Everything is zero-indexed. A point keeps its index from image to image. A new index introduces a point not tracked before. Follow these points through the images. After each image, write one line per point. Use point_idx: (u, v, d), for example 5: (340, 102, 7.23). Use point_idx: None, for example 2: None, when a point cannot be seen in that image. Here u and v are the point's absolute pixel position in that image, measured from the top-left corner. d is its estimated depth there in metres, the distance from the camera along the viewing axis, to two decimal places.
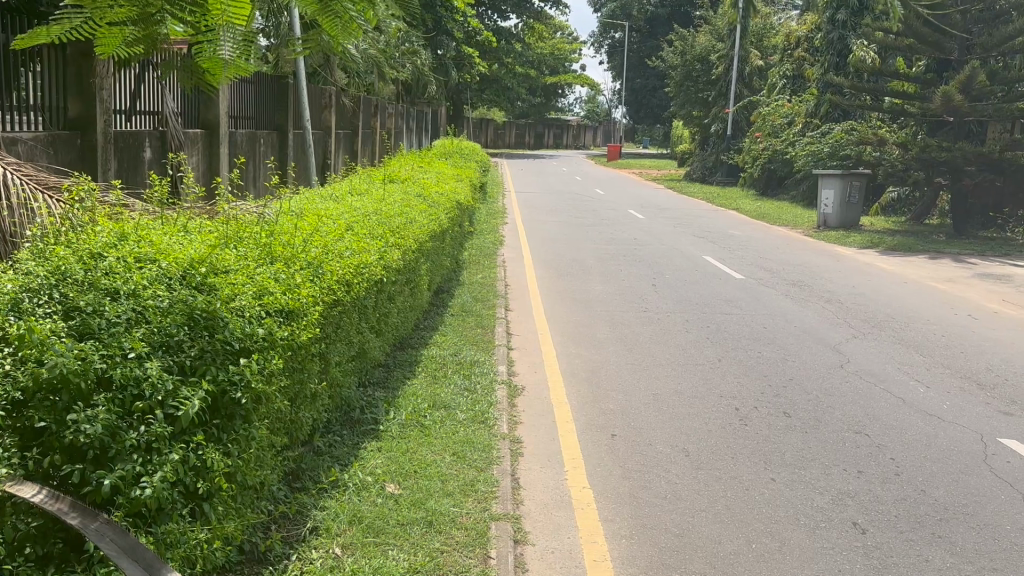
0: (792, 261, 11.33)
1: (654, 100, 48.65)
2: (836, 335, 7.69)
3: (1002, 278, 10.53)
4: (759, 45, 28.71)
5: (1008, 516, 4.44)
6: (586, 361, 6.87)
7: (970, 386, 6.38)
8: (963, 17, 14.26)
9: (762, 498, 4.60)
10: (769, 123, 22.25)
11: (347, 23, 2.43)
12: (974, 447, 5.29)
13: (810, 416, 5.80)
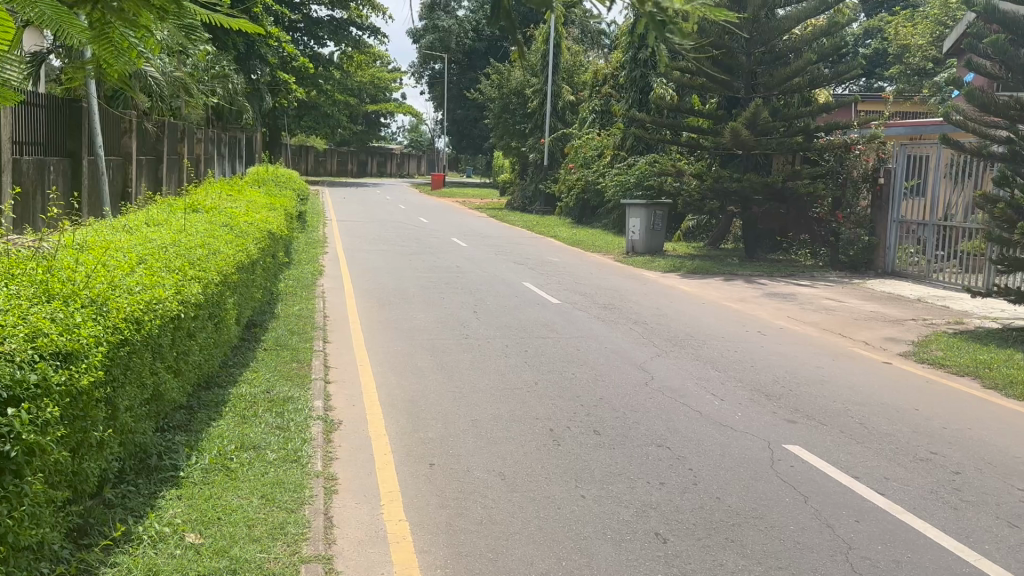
0: (603, 285, 11.86)
1: (475, 131, 49.75)
2: (642, 354, 8.11)
3: (786, 296, 11.57)
4: (570, 82, 30.09)
5: (791, 517, 4.82)
6: (404, 391, 6.82)
7: (759, 397, 6.93)
8: (748, 59, 15.64)
9: (573, 516, 4.74)
10: (581, 155, 23.36)
11: (125, 47, 2.19)
12: (762, 454, 5.73)
13: (618, 433, 6.06)
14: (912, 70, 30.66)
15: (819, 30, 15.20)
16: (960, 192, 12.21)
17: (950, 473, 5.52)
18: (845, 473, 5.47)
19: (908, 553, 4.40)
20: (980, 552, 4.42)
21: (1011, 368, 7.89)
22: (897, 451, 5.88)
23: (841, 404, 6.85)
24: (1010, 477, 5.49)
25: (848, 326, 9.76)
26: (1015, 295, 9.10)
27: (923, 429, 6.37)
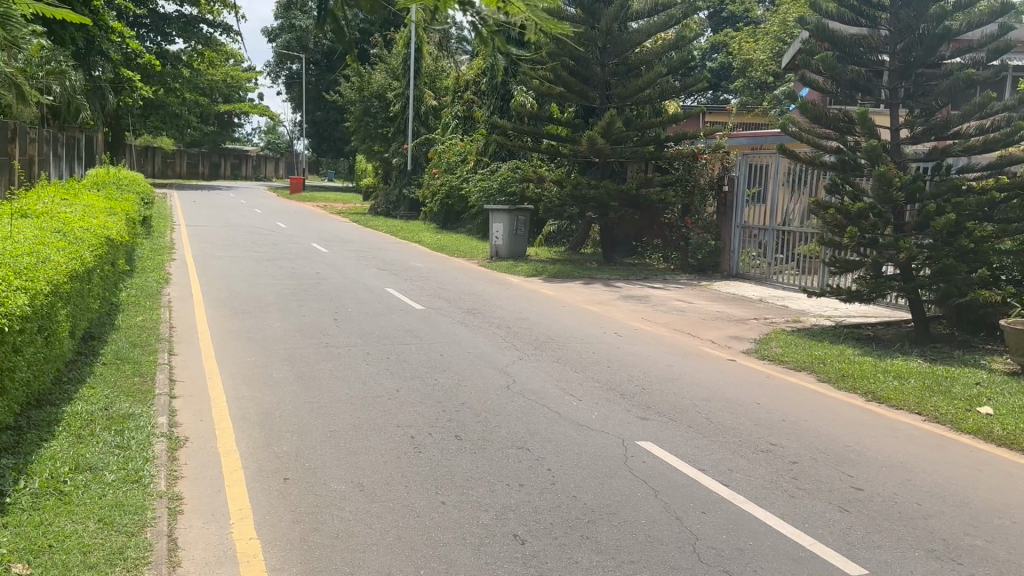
0: (466, 290, 11.91)
1: (337, 134, 48.88)
2: (504, 358, 8.20)
3: (641, 299, 12.03)
4: (433, 86, 30.11)
5: (643, 511, 5.00)
6: (257, 403, 6.58)
7: (615, 396, 7.16)
8: (602, 70, 16.16)
9: (432, 523, 4.72)
10: (444, 160, 23.53)
11: None
12: (616, 451, 5.92)
13: (478, 437, 6.09)
14: (755, 83, 32.64)
15: (669, 43, 15.89)
16: (797, 200, 13.09)
17: (788, 463, 5.89)
18: (694, 466, 5.73)
19: (750, 541, 4.65)
20: (814, 537, 4.73)
21: (842, 363, 8.52)
22: (740, 443, 6.22)
23: (691, 401, 7.18)
24: (840, 464, 5.93)
25: (698, 326, 10.24)
26: (844, 295, 9.84)
27: (764, 421, 6.77)
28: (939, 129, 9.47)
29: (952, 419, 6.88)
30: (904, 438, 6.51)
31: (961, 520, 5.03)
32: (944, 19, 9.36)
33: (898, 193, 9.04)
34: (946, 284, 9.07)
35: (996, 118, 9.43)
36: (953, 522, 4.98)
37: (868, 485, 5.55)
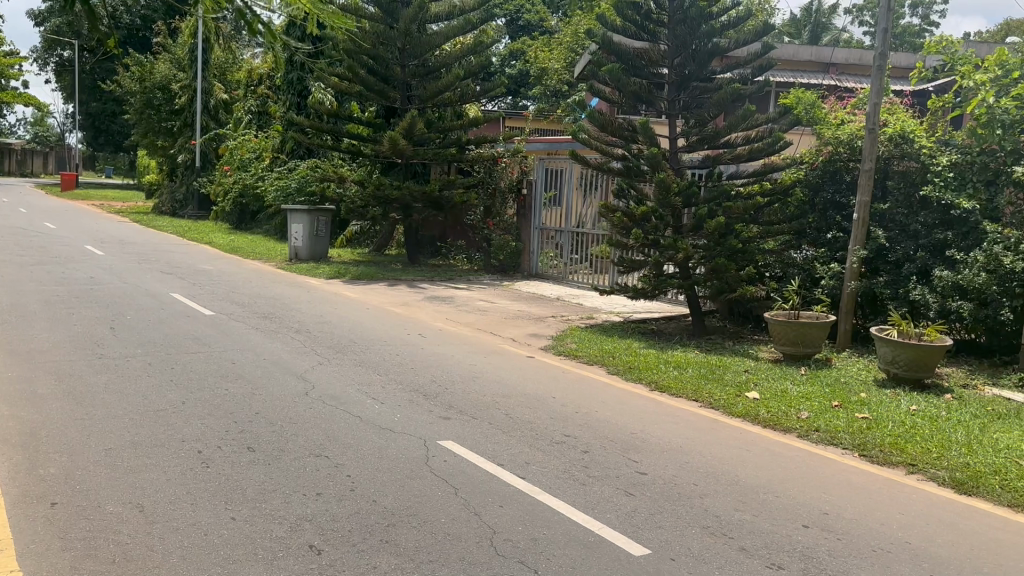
0: (261, 294, 11.47)
1: (115, 126, 45.30)
2: (301, 364, 7.97)
3: (443, 299, 12.18)
4: (223, 79, 28.68)
5: (442, 510, 5.06)
6: (20, 423, 5.97)
7: (418, 397, 7.19)
8: (402, 70, 16.16)
9: (222, 540, 4.51)
10: (237, 157, 22.64)
11: None
12: (417, 453, 5.95)
13: (273, 447, 5.89)
14: (549, 90, 33.90)
15: (467, 47, 16.12)
16: (589, 205, 13.81)
17: (580, 453, 6.19)
18: (493, 463, 5.87)
19: (544, 531, 4.84)
20: (604, 522, 5.01)
21: (630, 356, 9.08)
22: (538, 436, 6.47)
23: (492, 398, 7.36)
24: (627, 451, 6.31)
25: (498, 325, 10.51)
26: (631, 292, 10.49)
27: (559, 414, 7.07)
28: (711, 138, 10.30)
29: (723, 404, 7.54)
30: (683, 424, 7.05)
31: (732, 497, 5.52)
32: (713, 38, 10.26)
33: (677, 198, 9.79)
34: (719, 281, 9.94)
35: (760, 129, 10.36)
36: (725, 499, 5.46)
37: (652, 469, 5.95)
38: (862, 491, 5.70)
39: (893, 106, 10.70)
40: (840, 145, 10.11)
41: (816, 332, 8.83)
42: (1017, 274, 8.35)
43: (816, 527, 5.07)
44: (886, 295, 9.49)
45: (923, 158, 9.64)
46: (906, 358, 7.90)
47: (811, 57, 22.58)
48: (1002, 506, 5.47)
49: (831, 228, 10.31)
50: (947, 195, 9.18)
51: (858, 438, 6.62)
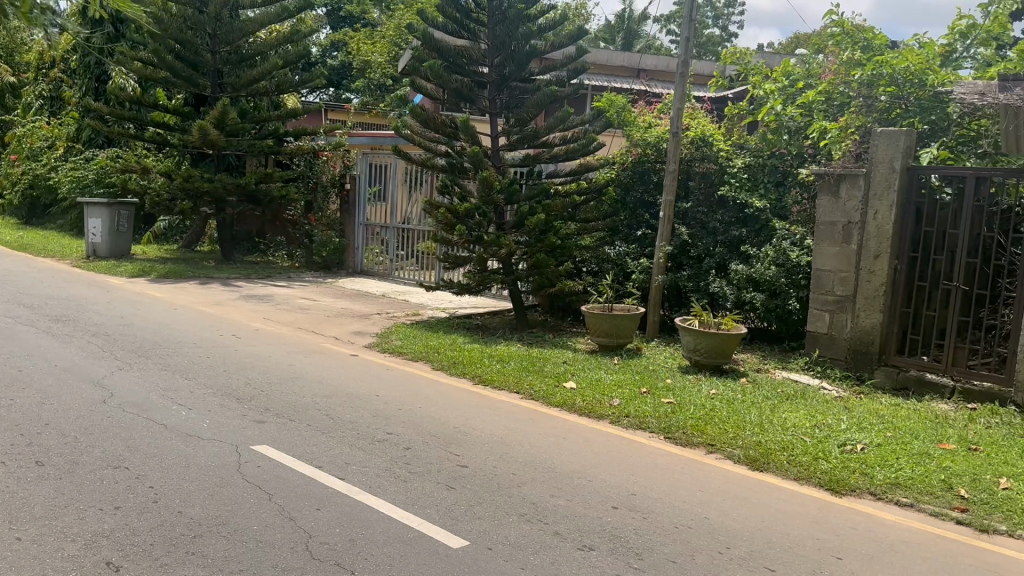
0: (54, 295, 10.58)
1: None
2: (99, 370, 7.43)
3: (259, 297, 11.75)
4: (9, 60, 26.17)
5: (254, 517, 4.89)
6: None
7: (230, 402, 6.90)
8: (213, 57, 15.43)
9: (3, 564, 4.12)
10: (26, 145, 20.72)
11: None
12: (228, 459, 5.71)
13: (65, 460, 5.45)
14: (373, 84, 33.46)
15: (283, 36, 15.67)
16: (413, 201, 13.79)
17: (402, 450, 6.18)
18: (310, 465, 5.74)
19: (361, 531, 4.79)
20: (422, 517, 5.03)
21: (454, 351, 9.16)
22: (358, 436, 6.39)
23: (310, 399, 7.18)
24: (449, 445, 6.37)
25: (317, 324, 10.28)
26: (456, 288, 10.59)
27: (381, 412, 7.03)
28: (530, 138, 10.58)
29: (543, 395, 7.78)
30: (503, 416, 7.22)
31: (549, 484, 5.71)
32: (530, 39, 10.54)
33: (499, 194, 9.98)
34: (539, 276, 10.25)
35: (576, 130, 10.78)
36: (541, 487, 5.63)
37: (473, 462, 6.04)
38: (667, 471, 6.07)
39: (695, 111, 11.46)
40: (648, 147, 10.73)
41: (629, 323, 9.31)
42: (801, 267, 9.23)
43: (624, 507, 5.36)
44: (690, 287, 10.16)
45: (721, 160, 10.42)
46: (707, 345, 8.50)
47: (623, 63, 23.86)
48: (790, 479, 6.01)
49: (641, 225, 10.95)
50: (742, 195, 10.04)
51: (664, 421, 7.06)
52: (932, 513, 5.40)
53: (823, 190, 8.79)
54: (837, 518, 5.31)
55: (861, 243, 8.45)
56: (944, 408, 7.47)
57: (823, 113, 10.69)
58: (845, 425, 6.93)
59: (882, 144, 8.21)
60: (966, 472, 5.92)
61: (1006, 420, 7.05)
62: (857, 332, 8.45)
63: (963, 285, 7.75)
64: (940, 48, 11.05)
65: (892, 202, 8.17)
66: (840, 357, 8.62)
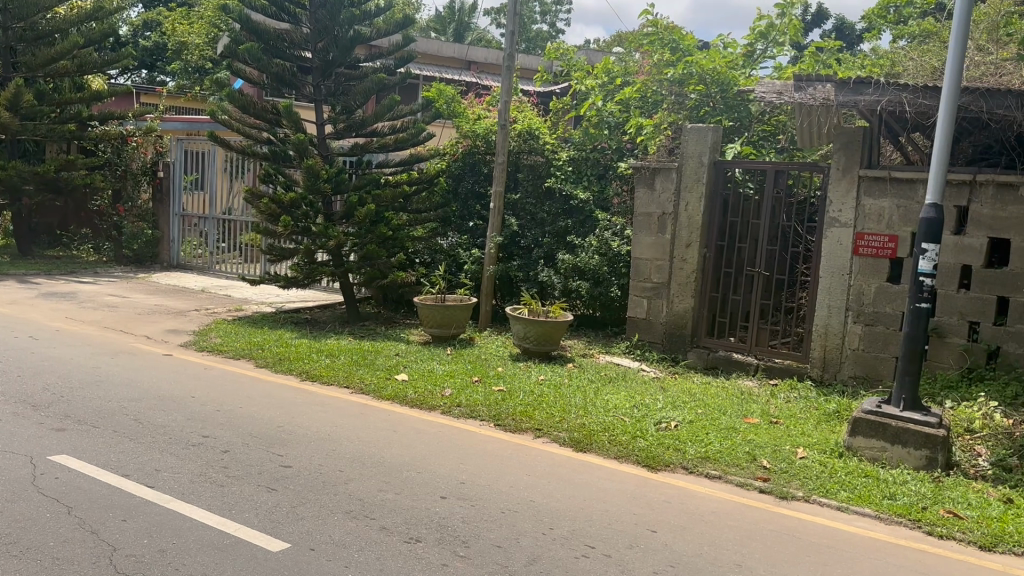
0: None
1: None
2: None
3: (63, 295, 10.85)
4: None
5: (51, 533, 4.50)
6: None
7: (24, 409, 6.32)
8: (4, 33, 14.17)
9: None
10: None
11: None
12: (22, 472, 5.23)
13: None
14: (192, 67, 31.56)
15: (85, 13, 14.54)
16: (235, 191, 13.22)
17: (220, 453, 5.90)
18: (116, 474, 5.35)
19: (173, 540, 4.52)
20: (241, 521, 4.82)
21: (279, 347, 8.86)
22: (172, 440, 6.04)
23: (118, 403, 6.71)
24: (271, 445, 6.15)
25: (130, 322, 9.63)
26: (282, 281, 10.24)
27: (197, 415, 6.66)
28: (357, 126, 10.43)
29: (374, 388, 7.68)
30: (330, 411, 7.06)
31: (376, 479, 5.62)
32: (353, 25, 10.29)
33: (325, 184, 9.75)
34: (370, 267, 10.12)
35: (404, 120, 10.70)
36: (368, 482, 5.54)
37: (297, 461, 5.86)
38: (496, 457, 6.17)
39: (523, 104, 11.69)
40: (477, 139, 10.85)
41: (461, 313, 9.36)
42: (621, 256, 9.71)
43: (453, 496, 5.37)
44: (520, 277, 10.35)
45: (547, 153, 10.67)
46: (536, 333, 8.69)
47: (453, 55, 24.04)
48: (611, 459, 6.26)
49: (473, 217, 11.05)
50: (567, 187, 10.35)
51: (494, 408, 7.16)
52: (738, 483, 5.79)
53: (640, 183, 9.20)
54: (654, 493, 5.59)
55: (675, 233, 8.93)
56: (749, 385, 8.08)
57: (640, 109, 11.23)
58: (661, 404, 7.32)
59: (692, 139, 8.71)
60: (768, 444, 6.40)
61: (802, 394, 7.69)
62: (672, 316, 8.97)
63: (765, 271, 8.36)
64: (742, 49, 11.88)
65: (701, 194, 8.70)
66: (658, 341, 9.13)
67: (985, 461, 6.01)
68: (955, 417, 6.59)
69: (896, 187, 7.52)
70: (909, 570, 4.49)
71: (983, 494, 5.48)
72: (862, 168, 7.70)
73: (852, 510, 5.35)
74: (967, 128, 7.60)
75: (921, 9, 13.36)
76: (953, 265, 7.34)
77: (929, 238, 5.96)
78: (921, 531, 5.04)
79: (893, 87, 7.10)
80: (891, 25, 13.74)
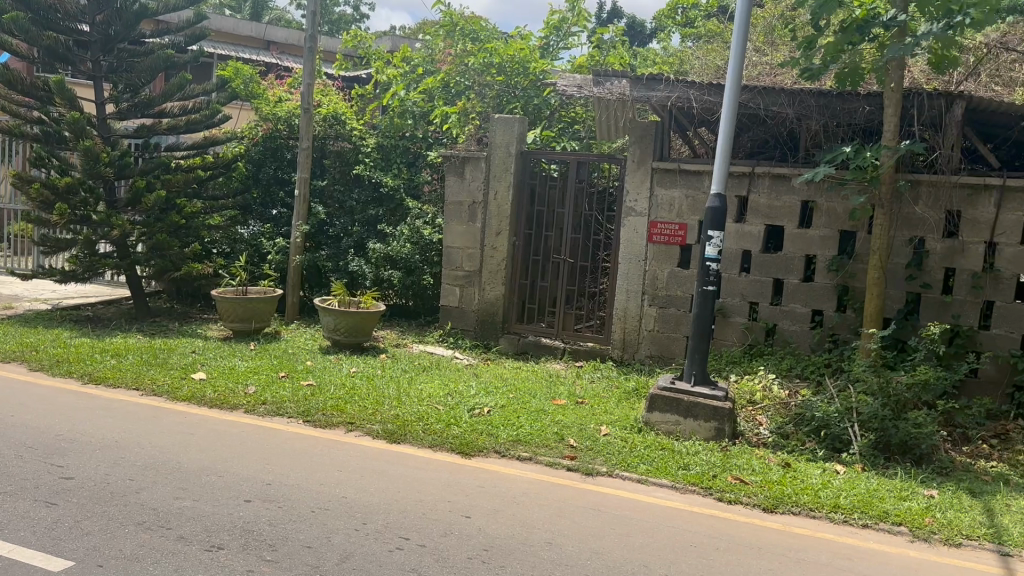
0: None
1: None
2: None
3: None
4: None
5: None
6: None
7: None
8: None
9: None
10: None
11: None
12: None
13: None
14: None
15: None
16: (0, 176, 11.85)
17: None
18: None
19: None
20: (15, 543, 4.31)
21: (57, 348, 8.05)
22: None
23: None
24: (50, 456, 5.56)
25: None
26: (59, 275, 9.31)
27: None
28: (143, 106, 9.69)
29: (167, 389, 7.15)
30: (119, 416, 6.51)
31: (171, 485, 5.23)
32: None
33: (108, 169, 9.01)
34: (160, 260, 9.47)
35: (197, 101, 10.05)
36: (163, 490, 5.15)
37: (80, 472, 5.34)
38: (305, 454, 5.94)
39: (326, 88, 11.37)
40: (278, 122, 10.41)
41: (263, 307, 8.92)
42: (433, 244, 9.69)
43: (258, 499, 5.10)
44: (328, 267, 10.05)
45: (353, 139, 10.43)
46: (346, 325, 8.48)
47: (252, 34, 23.03)
48: (424, 448, 6.21)
49: (276, 204, 10.63)
50: (376, 174, 10.19)
51: (302, 404, 6.89)
52: (547, 464, 5.95)
53: (449, 171, 9.19)
54: (466, 479, 5.61)
55: (486, 222, 9.01)
56: (556, 368, 8.34)
57: (443, 98, 11.35)
58: (474, 390, 7.38)
59: (499, 130, 8.83)
60: (574, 424, 6.63)
61: (605, 374, 8.05)
62: (483, 304, 9.09)
63: (569, 258, 8.67)
64: (538, 41, 12.27)
65: (509, 183, 8.84)
66: (470, 328, 9.22)
67: (766, 429, 6.57)
68: (739, 390, 7.15)
69: (685, 178, 8.01)
70: (706, 536, 4.80)
71: (764, 460, 5.99)
72: (655, 160, 8.13)
73: (652, 482, 5.66)
74: (746, 124, 8.24)
75: (704, 11, 14.32)
76: (735, 250, 7.95)
77: (714, 225, 6.39)
78: (712, 498, 5.42)
79: (681, 84, 7.52)
80: (679, 25, 14.63)
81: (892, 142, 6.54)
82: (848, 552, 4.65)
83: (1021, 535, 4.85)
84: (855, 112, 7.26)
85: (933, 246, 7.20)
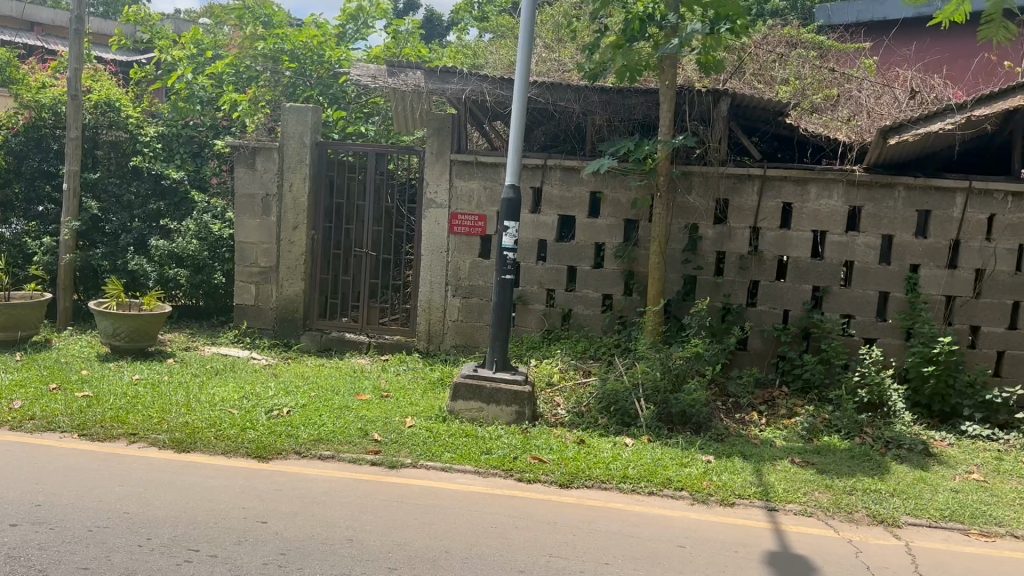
0: None
1: None
2: None
3: None
4: None
5: None
6: None
7: None
8: None
9: None
10: None
11: None
12: None
13: None
14: None
15: None
16: None
17: None
18: None
19: None
20: None
21: None
22: None
23: None
24: None
25: None
26: None
27: None
28: None
29: None
30: None
31: None
32: None
33: None
34: None
35: None
36: None
37: None
38: (81, 471, 5.49)
39: (98, 73, 10.55)
40: (42, 110, 9.47)
41: (30, 314, 8.17)
42: (223, 240, 9.36)
43: (26, 522, 4.67)
44: (105, 267, 9.27)
45: (131, 127, 9.72)
46: (127, 330, 7.93)
47: (9, 13, 20.89)
48: (217, 455, 5.94)
49: (42, 200, 9.73)
50: (157, 166, 9.65)
51: (78, 417, 6.37)
52: (350, 460, 5.89)
53: (238, 162, 8.76)
54: (264, 483, 5.44)
55: (281, 215, 8.70)
56: (361, 363, 8.27)
57: (234, 84, 11.00)
58: (272, 391, 7.15)
59: (292, 120, 8.57)
60: (378, 418, 6.60)
61: (411, 366, 8.08)
62: (282, 300, 8.81)
63: (371, 252, 8.62)
64: (334, 29, 12.02)
65: (304, 175, 8.62)
66: (269, 327, 8.90)
67: (563, 409, 6.87)
68: (538, 373, 7.41)
69: (483, 170, 8.17)
70: (505, 516, 4.96)
71: (561, 439, 6.26)
72: (452, 153, 8.22)
73: (454, 469, 5.75)
74: (538, 119, 8.51)
75: (498, 7, 14.66)
76: (531, 239, 8.22)
77: (510, 216, 6.57)
78: (512, 479, 5.60)
79: (474, 78, 7.65)
80: (473, 20, 14.91)
81: (667, 137, 7.03)
82: (636, 519, 4.97)
83: (783, 491, 5.41)
84: (634, 107, 7.72)
85: (707, 231, 7.81)
